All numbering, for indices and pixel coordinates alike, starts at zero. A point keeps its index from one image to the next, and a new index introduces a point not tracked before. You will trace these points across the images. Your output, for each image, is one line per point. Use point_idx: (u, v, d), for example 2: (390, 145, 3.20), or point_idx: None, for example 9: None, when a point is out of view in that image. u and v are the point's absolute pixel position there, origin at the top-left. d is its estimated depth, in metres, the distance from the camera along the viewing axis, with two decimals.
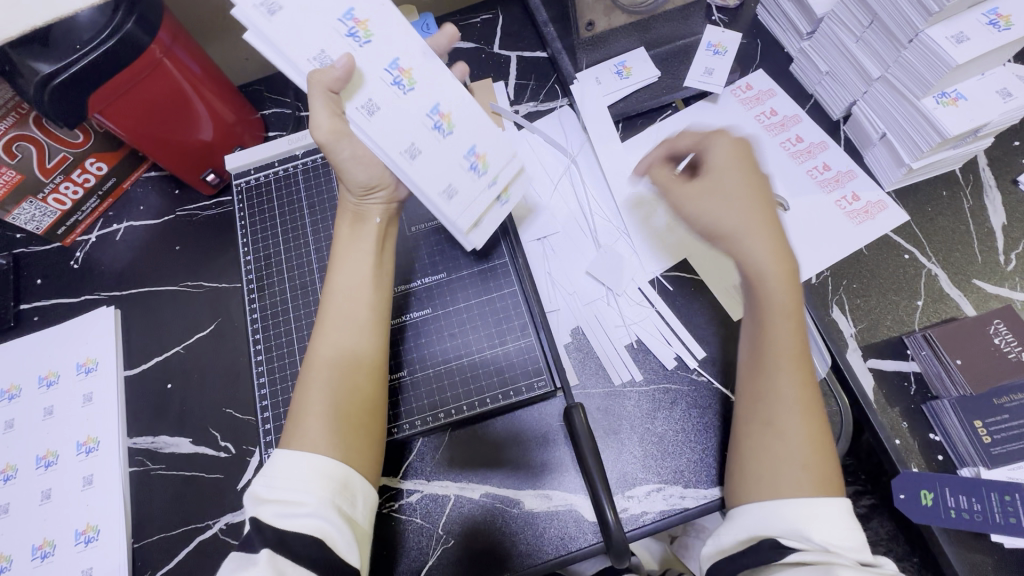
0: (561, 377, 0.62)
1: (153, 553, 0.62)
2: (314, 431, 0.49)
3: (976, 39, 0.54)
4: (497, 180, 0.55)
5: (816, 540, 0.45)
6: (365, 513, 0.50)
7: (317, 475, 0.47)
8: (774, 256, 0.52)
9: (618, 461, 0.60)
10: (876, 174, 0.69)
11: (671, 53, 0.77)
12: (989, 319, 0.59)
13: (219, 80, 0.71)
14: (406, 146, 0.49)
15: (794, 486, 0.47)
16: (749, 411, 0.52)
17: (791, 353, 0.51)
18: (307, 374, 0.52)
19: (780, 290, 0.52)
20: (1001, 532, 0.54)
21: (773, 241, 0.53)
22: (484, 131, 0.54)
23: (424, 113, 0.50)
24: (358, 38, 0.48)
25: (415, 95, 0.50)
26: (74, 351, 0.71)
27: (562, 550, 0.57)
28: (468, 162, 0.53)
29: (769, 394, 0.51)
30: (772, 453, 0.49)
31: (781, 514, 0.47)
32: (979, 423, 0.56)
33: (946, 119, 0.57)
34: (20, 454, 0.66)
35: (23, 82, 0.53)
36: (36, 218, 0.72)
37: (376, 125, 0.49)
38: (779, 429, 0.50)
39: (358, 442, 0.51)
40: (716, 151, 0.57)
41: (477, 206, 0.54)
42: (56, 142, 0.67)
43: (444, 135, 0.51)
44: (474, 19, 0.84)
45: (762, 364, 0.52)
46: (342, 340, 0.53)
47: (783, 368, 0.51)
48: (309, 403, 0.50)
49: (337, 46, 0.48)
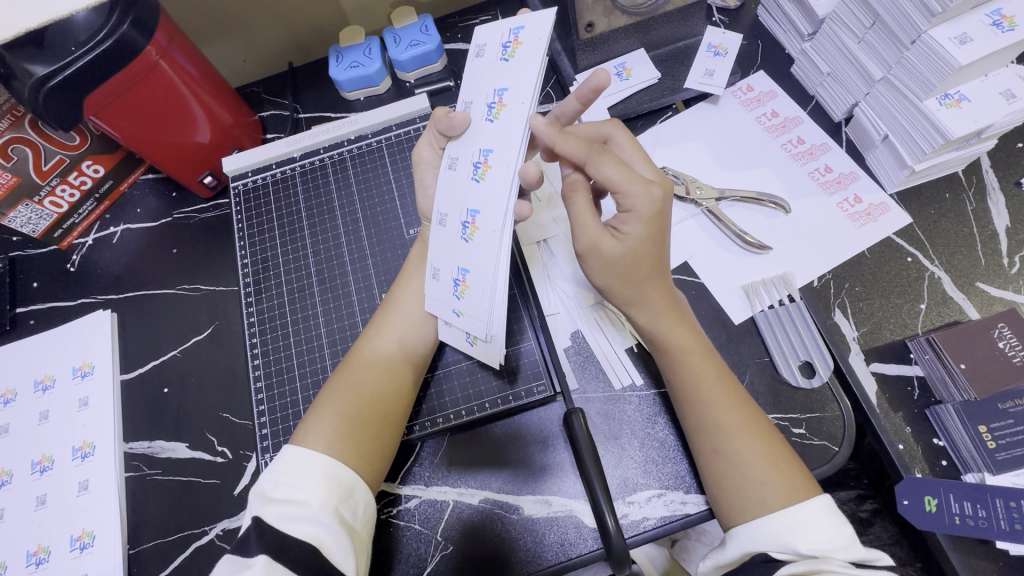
0: (561, 381, 0.61)
1: (150, 560, 0.62)
2: (322, 429, 0.51)
3: (979, 40, 0.53)
4: (461, 313, 0.52)
5: (805, 549, 0.45)
6: (365, 520, 0.49)
7: (320, 475, 0.47)
8: (665, 310, 0.55)
9: (618, 467, 0.59)
10: (879, 177, 0.68)
11: (671, 54, 0.76)
12: (994, 322, 0.58)
13: (216, 83, 0.71)
14: (441, 212, 0.50)
15: (772, 499, 0.47)
16: (698, 441, 0.52)
17: (709, 380, 0.53)
18: (329, 387, 0.55)
19: (671, 331, 0.54)
20: (1006, 538, 0.53)
21: (663, 297, 0.54)
22: (482, 273, 0.47)
23: (465, 207, 0.47)
24: (490, 115, 0.46)
25: (474, 188, 0.47)
26: (69, 355, 0.71)
27: (562, 556, 0.56)
28: (456, 277, 0.50)
29: (700, 415, 0.52)
30: (739, 471, 0.49)
31: (764, 530, 0.46)
32: (984, 428, 0.55)
33: (950, 121, 0.56)
34: (15, 459, 0.66)
35: (18, 85, 0.51)
36: (32, 221, 0.72)
37: (444, 180, 0.50)
38: (733, 450, 0.50)
39: (365, 446, 0.51)
40: (632, 225, 0.50)
41: (448, 313, 0.53)
42: (52, 144, 0.67)
43: (462, 240, 0.48)
44: (474, 21, 0.84)
45: (691, 399, 0.53)
46: (380, 356, 0.57)
47: (711, 392, 0.52)
48: (325, 409, 0.53)
49: (479, 106, 0.47)
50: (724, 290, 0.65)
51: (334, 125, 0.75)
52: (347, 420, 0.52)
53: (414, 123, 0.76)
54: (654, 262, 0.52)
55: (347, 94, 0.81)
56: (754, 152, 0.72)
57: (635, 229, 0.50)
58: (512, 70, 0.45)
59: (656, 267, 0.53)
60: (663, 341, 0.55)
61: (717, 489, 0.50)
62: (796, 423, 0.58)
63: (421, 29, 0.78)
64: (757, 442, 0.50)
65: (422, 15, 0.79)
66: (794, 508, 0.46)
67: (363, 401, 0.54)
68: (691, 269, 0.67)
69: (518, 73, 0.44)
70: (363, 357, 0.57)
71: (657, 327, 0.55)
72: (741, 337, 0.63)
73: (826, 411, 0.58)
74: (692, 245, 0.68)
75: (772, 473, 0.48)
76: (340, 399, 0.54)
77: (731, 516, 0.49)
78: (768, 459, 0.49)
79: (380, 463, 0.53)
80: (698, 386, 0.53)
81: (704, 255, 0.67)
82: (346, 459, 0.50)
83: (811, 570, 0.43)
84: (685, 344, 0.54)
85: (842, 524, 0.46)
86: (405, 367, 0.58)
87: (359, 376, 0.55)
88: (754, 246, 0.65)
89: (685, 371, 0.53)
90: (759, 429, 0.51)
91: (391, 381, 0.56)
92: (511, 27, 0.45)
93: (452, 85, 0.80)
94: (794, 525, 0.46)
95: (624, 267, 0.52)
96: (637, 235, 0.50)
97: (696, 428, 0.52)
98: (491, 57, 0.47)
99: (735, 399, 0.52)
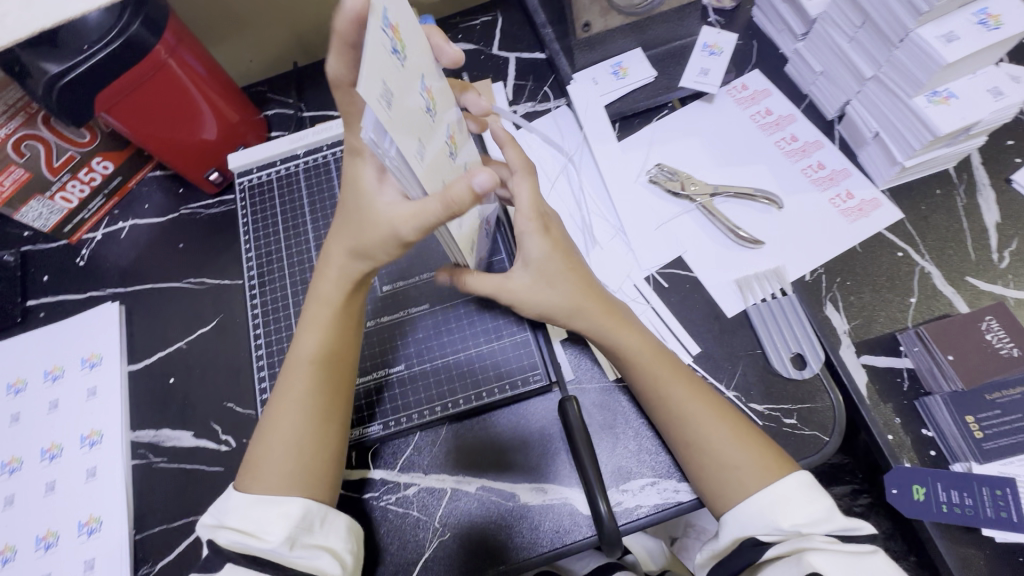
0: (557, 372, 0.63)
1: (155, 545, 0.63)
2: (269, 471, 0.53)
3: (965, 39, 0.54)
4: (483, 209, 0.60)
5: (789, 526, 0.48)
6: (336, 532, 0.52)
7: (272, 514, 0.51)
8: (607, 323, 0.57)
9: (613, 455, 0.60)
10: (870, 173, 0.69)
11: (667, 54, 0.78)
12: (982, 315, 0.60)
13: (223, 81, 0.73)
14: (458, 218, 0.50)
15: (751, 483, 0.50)
16: (671, 432, 0.54)
17: (668, 372, 0.56)
18: (264, 430, 0.55)
19: (619, 338, 0.57)
20: (991, 526, 0.54)
21: (606, 314, 0.57)
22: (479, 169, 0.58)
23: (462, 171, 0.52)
24: (432, 110, 0.44)
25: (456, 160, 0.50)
26: (79, 347, 0.73)
27: (558, 543, 0.58)
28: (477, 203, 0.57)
29: (665, 409, 0.54)
30: (706, 457, 0.52)
31: (748, 513, 0.49)
32: (971, 418, 0.56)
33: (938, 118, 0.58)
34: (24, 447, 0.68)
35: (32, 83, 0.55)
36: (43, 216, 0.73)
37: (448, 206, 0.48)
38: (704, 440, 0.52)
39: (316, 468, 0.54)
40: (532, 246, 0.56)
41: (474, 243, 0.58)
42: (64, 141, 0.69)
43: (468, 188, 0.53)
44: (474, 22, 0.86)
45: (659, 394, 0.55)
46: (311, 362, 0.55)
47: (668, 387, 0.54)
48: (268, 451, 0.54)
49: (427, 126, 0.43)
50: (719, 284, 0.66)
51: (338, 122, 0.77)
52: (292, 459, 0.53)
53: None
54: (571, 264, 0.58)
55: None
56: (748, 150, 0.73)
57: (535, 245, 0.56)
58: (413, 59, 0.41)
59: (585, 285, 0.58)
60: (612, 345, 0.57)
61: (697, 477, 0.53)
62: (788, 413, 0.59)
63: None
64: (726, 430, 0.52)
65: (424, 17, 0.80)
66: (773, 486, 0.49)
67: (301, 440, 0.54)
68: (685, 262, 0.68)
69: (418, 63, 0.42)
70: (285, 393, 0.55)
71: (603, 331, 0.57)
72: (734, 329, 0.64)
73: (817, 402, 0.59)
74: (686, 241, 0.69)
75: (749, 458, 0.51)
76: (277, 442, 0.54)
77: (717, 504, 0.52)
78: (743, 444, 0.51)
79: (335, 475, 0.55)
80: (653, 385, 0.55)
81: (700, 249, 0.68)
82: (305, 490, 0.52)
83: (796, 549, 0.46)
84: (634, 347, 0.56)
85: (819, 497, 0.49)
86: (337, 381, 0.56)
87: (288, 413, 0.54)
88: (747, 241, 0.67)
89: (645, 368, 0.56)
90: (726, 416, 0.53)
91: (322, 403, 0.55)
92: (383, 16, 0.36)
93: None
94: (774, 502, 0.49)
95: (547, 291, 0.57)
96: (542, 247, 0.57)
97: (669, 420, 0.54)
98: (399, 76, 0.38)
99: (694, 392, 0.55)
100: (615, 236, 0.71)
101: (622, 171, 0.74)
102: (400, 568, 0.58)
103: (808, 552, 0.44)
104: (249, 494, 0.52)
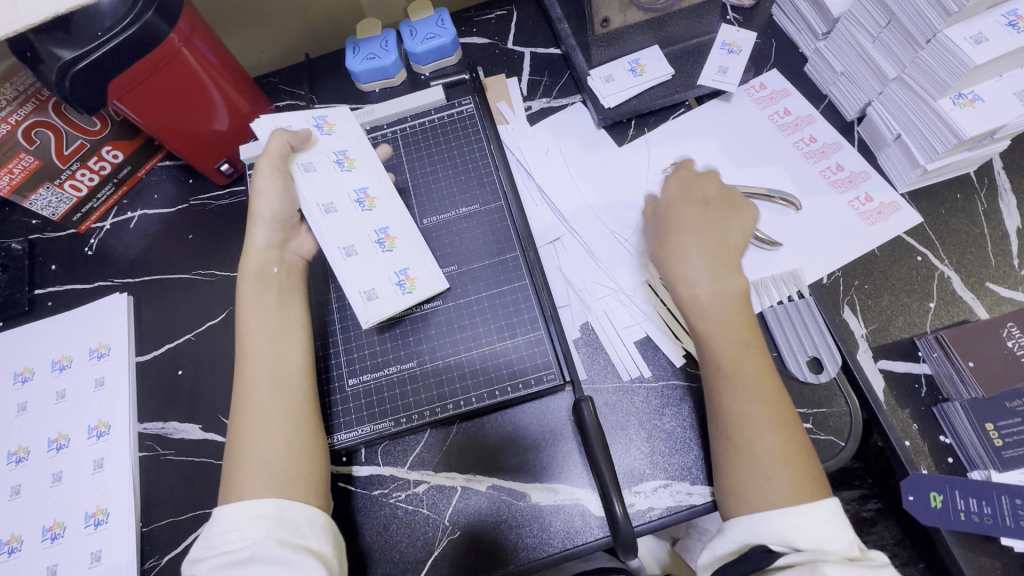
0: (571, 371, 0.61)
1: (161, 538, 0.63)
2: (250, 475, 0.52)
3: (995, 40, 0.53)
4: (416, 292, 0.63)
5: (804, 544, 0.47)
6: (317, 534, 0.51)
7: (251, 516, 0.50)
8: (720, 289, 0.59)
9: (625, 456, 0.60)
10: (890, 175, 0.68)
11: (685, 51, 0.77)
12: (1003, 322, 0.59)
13: (234, 69, 0.71)
14: (346, 246, 0.60)
15: (778, 496, 0.49)
16: (717, 431, 0.54)
17: (744, 368, 0.55)
18: (233, 441, 0.55)
19: (709, 290, 0.59)
20: (1009, 535, 0.54)
21: (727, 282, 0.59)
22: (414, 244, 0.65)
23: (372, 230, 0.63)
24: (342, 165, 0.64)
25: (367, 214, 0.63)
26: (88, 337, 0.72)
27: (569, 544, 0.57)
28: (397, 279, 0.62)
29: (719, 406, 0.54)
30: (750, 463, 0.51)
31: (767, 523, 0.49)
32: (990, 426, 0.56)
33: (964, 121, 0.56)
34: (32, 436, 0.67)
35: (45, 68, 0.54)
36: (52, 204, 0.73)
37: (326, 220, 0.60)
38: (745, 443, 0.52)
39: (294, 469, 0.53)
40: (667, 193, 0.66)
41: (394, 305, 0.61)
42: (74, 129, 0.68)
43: (381, 251, 0.62)
44: (489, 15, 0.86)
45: (723, 381, 0.55)
46: (274, 357, 0.58)
47: (736, 384, 0.54)
48: (246, 455, 0.53)
49: (325, 165, 0.64)
50: None
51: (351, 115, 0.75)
52: (269, 462, 0.53)
53: (428, 115, 0.76)
54: (705, 208, 0.63)
55: (361, 86, 0.81)
56: (766, 150, 0.72)
57: (672, 190, 0.65)
58: (337, 137, 0.66)
59: (728, 263, 0.60)
60: (709, 332, 0.57)
61: (726, 478, 0.52)
62: (803, 417, 0.59)
63: (437, 23, 0.78)
64: (773, 443, 0.51)
65: (439, 9, 0.80)
66: (797, 506, 0.49)
67: (273, 442, 0.54)
68: None
69: (347, 143, 0.66)
70: (246, 399, 0.56)
71: (699, 283, 0.59)
72: None
73: (833, 406, 0.59)
74: None
75: (782, 473, 0.50)
76: (251, 445, 0.54)
77: (732, 508, 0.51)
78: (784, 460, 0.51)
79: (320, 477, 0.55)
80: (732, 378, 0.55)
81: None
82: (285, 491, 0.52)
83: (812, 561, 0.46)
84: (721, 335, 0.57)
85: (834, 512, 0.48)
86: (296, 375, 0.58)
87: (258, 416, 0.55)
88: (764, 242, 0.66)
89: (720, 351, 0.56)
90: (781, 424, 0.52)
91: (294, 410, 0.56)
92: (319, 114, 0.67)
93: (468, 78, 0.77)
94: (797, 524, 0.48)
95: (692, 245, 0.61)
96: (677, 195, 0.65)
97: (721, 419, 0.54)
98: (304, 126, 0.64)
99: (760, 393, 0.53)
100: (630, 234, 0.70)
101: (639, 169, 0.73)
102: (408, 565, 0.58)
103: (823, 563, 0.44)
104: (227, 504, 0.51)
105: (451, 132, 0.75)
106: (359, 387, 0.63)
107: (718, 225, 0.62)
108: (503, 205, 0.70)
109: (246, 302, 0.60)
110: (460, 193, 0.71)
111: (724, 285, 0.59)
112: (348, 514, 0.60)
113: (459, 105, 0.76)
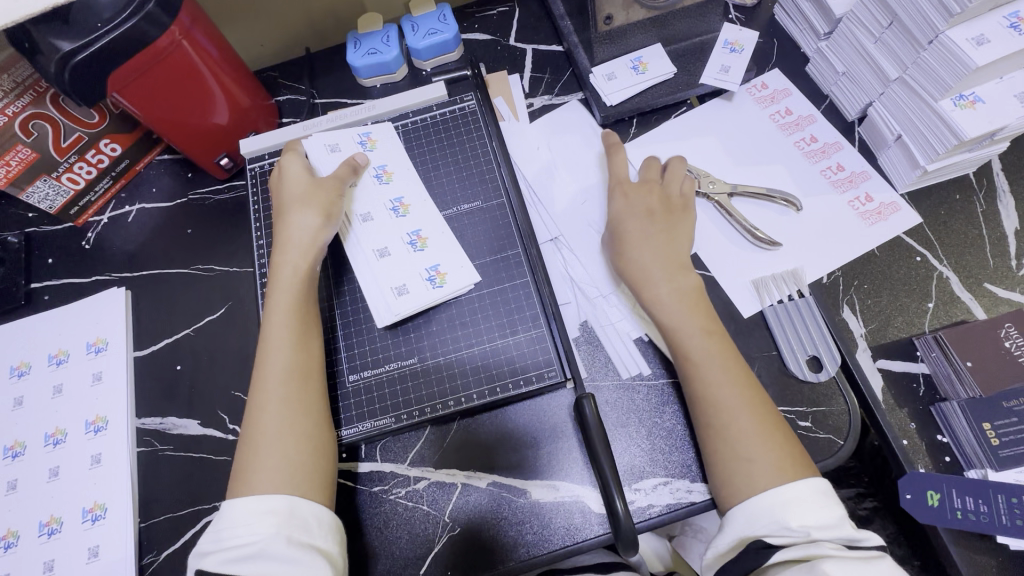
0: (572, 368, 0.62)
1: (160, 534, 0.62)
2: (266, 468, 0.52)
3: (997, 42, 0.53)
4: (444, 286, 0.65)
5: (798, 527, 0.47)
6: (323, 533, 0.51)
7: (261, 511, 0.50)
8: (678, 294, 0.59)
9: (626, 453, 0.60)
10: (890, 176, 0.69)
11: (687, 50, 0.77)
12: (1000, 322, 0.59)
13: (234, 63, 0.71)
14: (379, 248, 0.66)
15: (765, 477, 0.50)
16: (698, 415, 0.55)
17: (713, 356, 0.56)
18: (246, 434, 0.54)
19: (663, 284, 0.60)
20: (1005, 533, 0.54)
21: (677, 283, 0.60)
22: (444, 239, 0.68)
23: (405, 233, 0.67)
24: (381, 179, 0.70)
25: (402, 220, 0.68)
26: (86, 331, 0.72)
27: (569, 541, 0.57)
28: (427, 275, 0.65)
29: (699, 395, 0.55)
30: (733, 448, 0.52)
31: (759, 516, 0.49)
32: (988, 426, 0.56)
33: (964, 122, 0.57)
34: (28, 431, 0.67)
35: (43, 59, 0.54)
36: (49, 197, 0.72)
37: (362, 229, 0.67)
38: (727, 426, 0.52)
39: (306, 464, 0.53)
40: (615, 206, 0.66)
41: (422, 300, 0.64)
42: (72, 122, 0.68)
43: (414, 251, 0.67)
44: (491, 11, 0.85)
45: (694, 371, 0.56)
46: (290, 351, 0.57)
47: (705, 368, 0.55)
48: (259, 449, 0.53)
49: (366, 182, 0.70)
50: (736, 282, 0.66)
51: (351, 111, 0.75)
52: (281, 455, 0.52)
53: (431, 111, 0.75)
54: (653, 220, 0.64)
55: (363, 81, 0.81)
56: (767, 149, 0.72)
57: (618, 204, 0.66)
58: (378, 153, 0.72)
59: (681, 266, 0.61)
60: (667, 317, 0.59)
61: (713, 463, 0.53)
62: (803, 416, 0.59)
63: (439, 18, 0.78)
64: (749, 421, 0.52)
65: (441, 4, 0.79)
66: (786, 487, 0.49)
67: (288, 435, 0.53)
68: (701, 262, 0.67)
69: (388, 157, 0.71)
70: (260, 393, 0.56)
71: (648, 279, 0.61)
72: (750, 330, 0.63)
73: (832, 405, 0.59)
74: (702, 240, 0.68)
75: (776, 456, 0.51)
76: (263, 439, 0.53)
77: (724, 498, 0.52)
78: (773, 445, 0.51)
79: (329, 472, 0.55)
80: (692, 359, 0.56)
81: (720, 249, 0.68)
82: (297, 486, 0.52)
83: (807, 555, 0.45)
84: (682, 322, 0.58)
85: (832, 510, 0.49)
86: (314, 371, 0.58)
87: (269, 410, 0.54)
88: (764, 241, 0.66)
89: (687, 342, 0.57)
90: (760, 414, 0.53)
91: (305, 403, 0.56)
92: (361, 132, 0.72)
93: (470, 74, 0.77)
94: (785, 503, 0.48)
95: (642, 249, 0.62)
96: (623, 208, 0.66)
97: (701, 404, 0.54)
98: (351, 147, 0.71)
99: (735, 377, 0.54)
100: None
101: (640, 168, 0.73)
102: (407, 562, 0.58)
103: (822, 561, 0.44)
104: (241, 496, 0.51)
105: (453, 129, 0.74)
106: (359, 382, 0.63)
107: (665, 231, 0.63)
108: (504, 202, 0.70)
109: (279, 297, 0.60)
110: (463, 191, 0.71)
111: (680, 283, 0.60)
112: (351, 511, 0.60)
113: (460, 101, 0.76)
